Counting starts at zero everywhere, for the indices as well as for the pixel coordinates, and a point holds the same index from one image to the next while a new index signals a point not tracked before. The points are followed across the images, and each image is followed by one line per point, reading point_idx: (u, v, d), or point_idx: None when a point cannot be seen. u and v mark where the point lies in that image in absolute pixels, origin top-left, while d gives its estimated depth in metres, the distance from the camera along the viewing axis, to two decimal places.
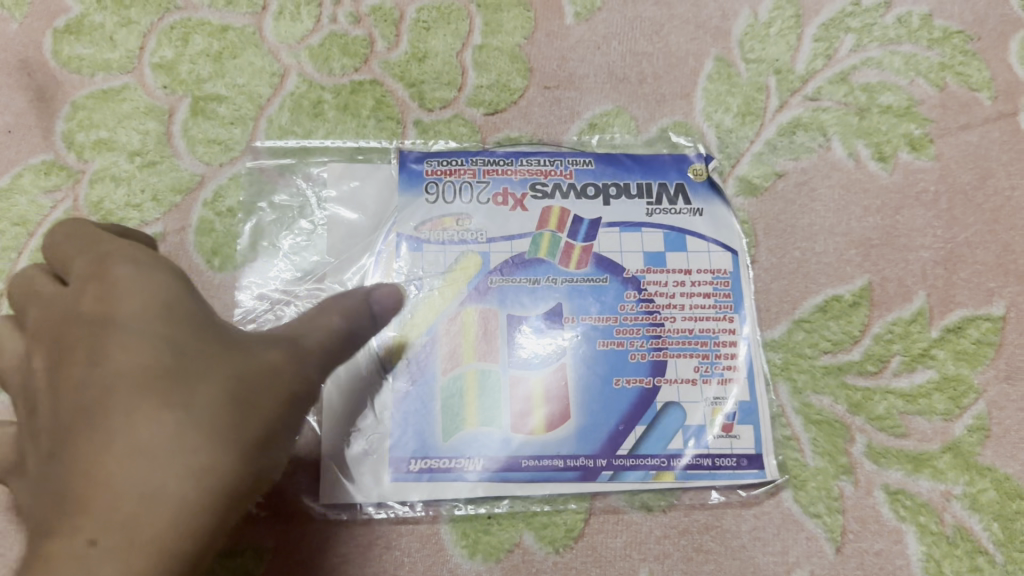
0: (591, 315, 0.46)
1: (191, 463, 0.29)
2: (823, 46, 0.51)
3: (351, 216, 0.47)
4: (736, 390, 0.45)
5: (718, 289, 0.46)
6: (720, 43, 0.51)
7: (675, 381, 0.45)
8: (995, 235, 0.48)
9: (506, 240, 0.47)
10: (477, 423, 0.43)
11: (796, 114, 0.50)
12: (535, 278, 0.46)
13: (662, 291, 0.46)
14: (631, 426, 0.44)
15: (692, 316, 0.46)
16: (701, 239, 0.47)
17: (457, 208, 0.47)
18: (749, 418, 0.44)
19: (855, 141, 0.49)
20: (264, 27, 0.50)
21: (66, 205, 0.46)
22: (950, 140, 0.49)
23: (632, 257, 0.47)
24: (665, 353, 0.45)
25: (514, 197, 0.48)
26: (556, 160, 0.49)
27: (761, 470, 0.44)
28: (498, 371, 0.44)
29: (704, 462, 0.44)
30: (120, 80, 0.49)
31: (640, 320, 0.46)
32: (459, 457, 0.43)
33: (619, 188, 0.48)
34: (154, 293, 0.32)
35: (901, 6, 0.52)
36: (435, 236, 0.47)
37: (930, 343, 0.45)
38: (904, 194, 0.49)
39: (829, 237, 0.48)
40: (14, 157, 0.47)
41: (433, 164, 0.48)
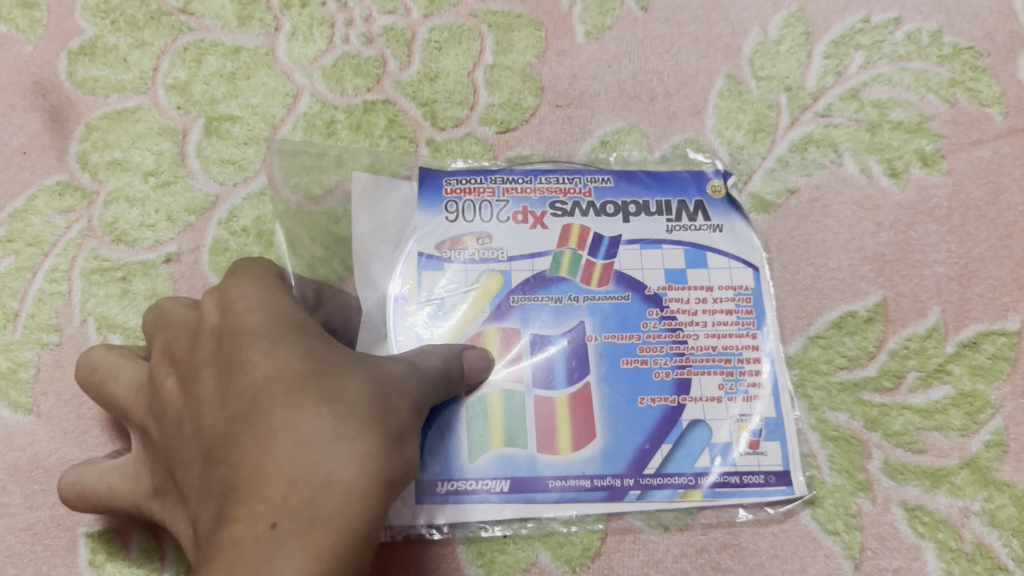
0: (614, 333, 0.45)
1: (353, 444, 0.29)
2: (832, 63, 0.51)
3: (375, 231, 0.47)
4: (761, 407, 0.45)
5: (740, 306, 0.46)
6: (730, 61, 0.52)
7: (700, 399, 0.45)
8: (1009, 250, 0.48)
9: (527, 259, 0.47)
10: (501, 444, 0.43)
11: (807, 131, 0.50)
12: (556, 296, 0.46)
13: (684, 308, 0.46)
14: (657, 444, 0.44)
15: (715, 333, 0.46)
16: (721, 256, 0.47)
17: (476, 227, 0.47)
18: (776, 434, 0.44)
19: (867, 157, 0.49)
20: (277, 48, 0.50)
21: (80, 226, 0.46)
22: (962, 156, 0.49)
23: (653, 275, 0.47)
24: (689, 371, 0.45)
25: (534, 215, 0.48)
26: (575, 177, 0.49)
27: (789, 487, 0.43)
28: (521, 391, 0.44)
29: (731, 480, 0.43)
30: (135, 101, 0.49)
31: (663, 337, 0.45)
32: (484, 478, 0.43)
33: (639, 206, 0.48)
34: (276, 312, 0.33)
35: (910, 23, 0.52)
36: (456, 255, 0.47)
37: (946, 359, 0.45)
38: (916, 210, 0.48)
39: (843, 253, 0.48)
40: (29, 178, 0.47)
41: (452, 183, 0.48)
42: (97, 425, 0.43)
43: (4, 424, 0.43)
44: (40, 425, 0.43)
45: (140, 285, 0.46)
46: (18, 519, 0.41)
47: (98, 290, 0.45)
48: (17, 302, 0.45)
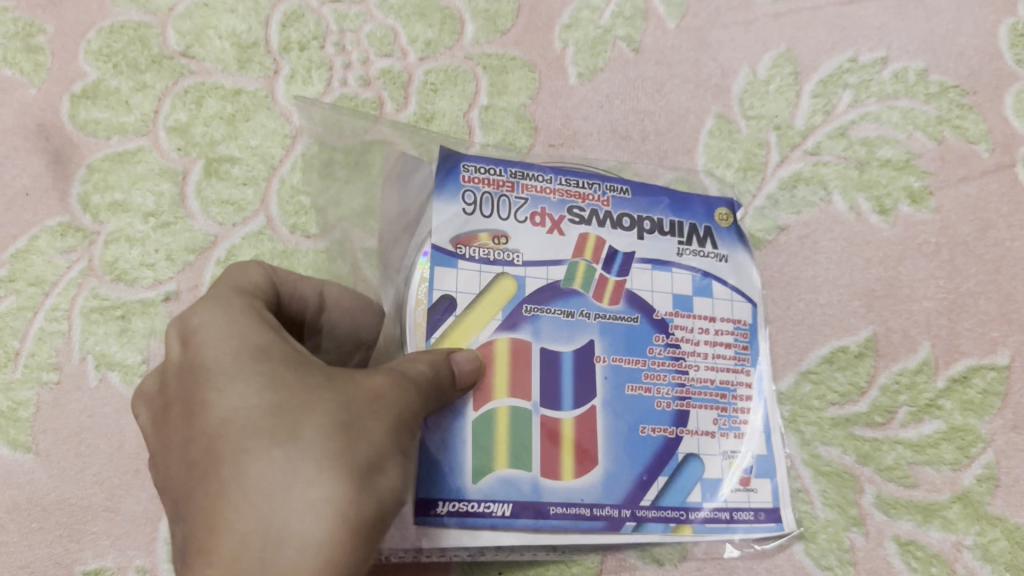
0: (621, 357, 0.44)
1: (305, 492, 0.29)
2: (821, 102, 0.52)
3: (389, 223, 0.46)
4: (753, 444, 0.45)
5: (738, 340, 0.46)
6: (720, 101, 0.53)
7: (696, 432, 0.44)
8: (997, 285, 0.48)
9: (541, 266, 0.45)
10: (507, 465, 0.41)
11: (796, 168, 0.51)
12: (568, 310, 0.44)
13: (687, 337, 0.46)
14: (654, 475, 0.43)
15: (713, 366, 0.45)
16: (724, 287, 0.47)
17: (494, 224, 0.45)
18: (766, 471, 0.44)
19: (856, 194, 0.50)
20: (276, 91, 0.51)
21: (81, 265, 0.47)
22: (949, 192, 0.50)
23: (661, 299, 0.46)
24: (689, 403, 0.44)
25: (550, 219, 0.46)
26: (595, 183, 0.48)
27: (778, 523, 0.43)
28: (530, 410, 0.42)
29: (722, 516, 0.43)
30: (136, 143, 0.50)
31: (666, 365, 0.45)
32: (489, 500, 0.40)
33: (653, 224, 0.48)
34: (237, 335, 0.33)
35: (897, 62, 0.54)
36: (471, 253, 0.44)
37: (937, 394, 0.46)
38: (905, 246, 0.49)
39: (834, 289, 0.49)
40: (32, 219, 0.48)
41: (472, 172, 0.46)
42: (96, 464, 0.43)
43: (3, 462, 0.43)
44: (39, 464, 0.43)
45: (139, 324, 0.46)
46: (15, 557, 0.42)
47: (98, 328, 0.46)
48: (18, 341, 0.45)
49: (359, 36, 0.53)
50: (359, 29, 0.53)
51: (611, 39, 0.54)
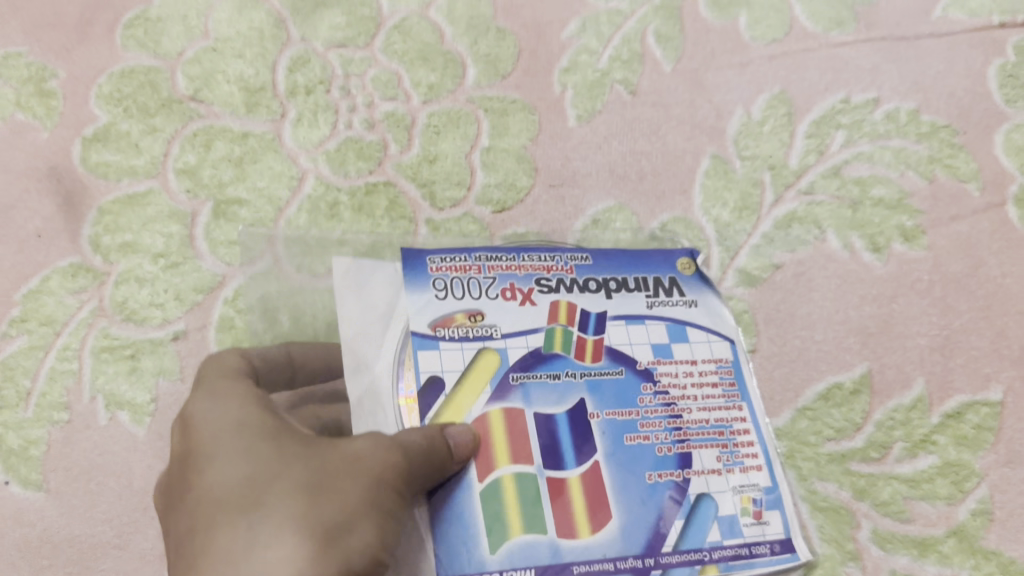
0: (613, 411, 0.45)
1: (264, 554, 0.30)
2: (814, 143, 0.54)
3: (363, 313, 0.45)
4: (759, 477, 0.45)
5: (723, 378, 0.47)
6: (715, 142, 0.54)
7: (703, 472, 0.44)
8: (989, 322, 0.49)
9: (520, 336, 0.46)
10: (522, 530, 0.41)
11: (790, 208, 0.52)
12: (554, 373, 0.45)
13: (675, 382, 0.46)
14: (670, 519, 0.43)
15: (706, 406, 0.46)
16: (700, 330, 0.48)
17: (467, 303, 0.46)
18: (775, 503, 0.44)
19: (850, 233, 0.51)
20: (283, 134, 0.53)
21: (91, 305, 0.48)
22: (941, 230, 0.51)
23: (642, 350, 0.47)
24: (688, 445, 0.45)
25: (521, 291, 0.47)
26: (556, 255, 0.49)
27: (794, 553, 0.43)
28: (534, 473, 0.42)
29: (742, 552, 0.43)
30: (146, 185, 0.51)
31: (659, 412, 0.45)
32: (511, 569, 0.40)
33: (619, 282, 0.49)
34: (222, 416, 0.36)
35: (889, 103, 0.55)
36: (451, 334, 0.45)
37: (931, 429, 0.47)
38: (898, 283, 0.50)
39: (828, 326, 0.49)
40: (43, 259, 0.49)
41: (438, 262, 0.47)
42: (105, 501, 0.44)
43: (15, 500, 0.44)
44: (50, 501, 0.44)
45: (149, 363, 0.47)
46: None
47: (108, 367, 0.47)
48: (30, 380, 0.46)
49: (364, 80, 0.54)
50: (364, 73, 0.55)
51: (608, 82, 0.55)
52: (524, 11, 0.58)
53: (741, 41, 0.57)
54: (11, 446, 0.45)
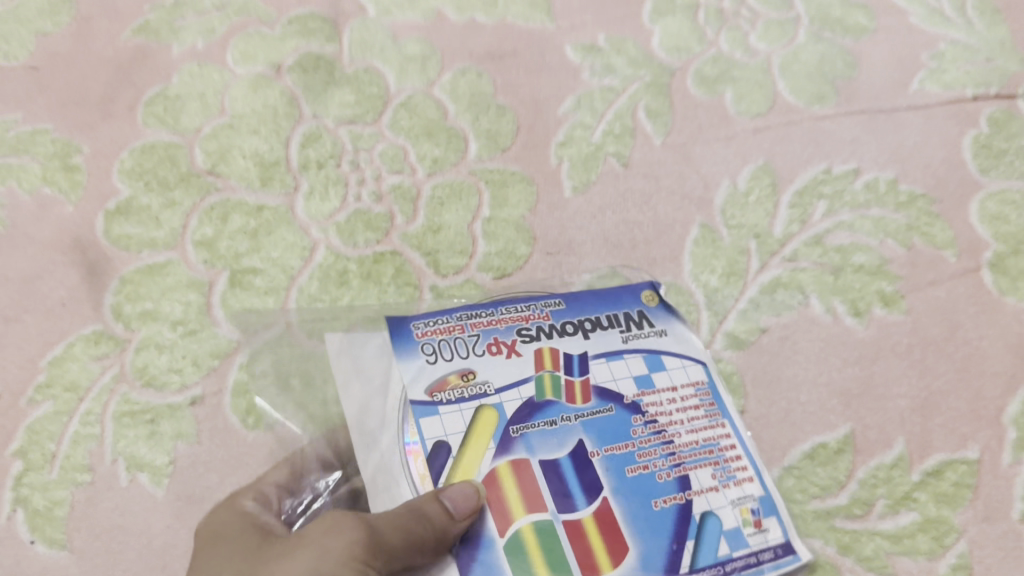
0: (612, 446, 0.47)
1: None
2: (797, 212, 0.57)
3: (365, 391, 0.47)
4: (752, 488, 0.47)
5: (703, 400, 0.50)
6: (703, 211, 0.57)
7: (702, 491, 0.46)
8: (966, 383, 0.52)
9: (513, 389, 0.48)
10: (549, 574, 0.42)
11: (775, 274, 0.55)
12: (550, 420, 0.47)
13: (661, 410, 0.48)
14: (682, 541, 0.44)
15: (693, 429, 0.48)
16: (673, 356, 0.51)
17: (458, 363, 0.48)
18: (770, 510, 0.47)
19: (832, 298, 0.54)
20: (295, 206, 0.56)
21: (113, 371, 0.51)
22: (919, 295, 0.54)
23: (626, 384, 0.49)
24: (685, 468, 0.47)
25: (505, 345, 0.49)
26: (530, 305, 0.52)
27: (796, 555, 0.46)
28: (550, 518, 0.43)
29: (751, 560, 0.45)
30: (165, 256, 0.54)
31: (653, 440, 0.47)
32: None
33: (593, 322, 0.51)
34: (213, 531, 0.41)
35: (868, 174, 0.59)
36: (447, 397, 0.47)
37: (911, 487, 0.49)
38: (879, 346, 0.53)
39: (813, 387, 0.52)
40: (68, 327, 0.52)
41: (422, 326, 0.49)
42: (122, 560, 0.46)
43: (39, 559, 0.46)
44: (72, 561, 0.46)
45: (167, 427, 0.49)
46: None
47: (128, 431, 0.49)
48: (55, 443, 0.49)
49: (372, 155, 0.58)
50: (372, 148, 0.58)
51: (602, 155, 0.59)
52: (523, 89, 0.61)
53: (727, 116, 0.61)
54: (36, 506, 0.47)
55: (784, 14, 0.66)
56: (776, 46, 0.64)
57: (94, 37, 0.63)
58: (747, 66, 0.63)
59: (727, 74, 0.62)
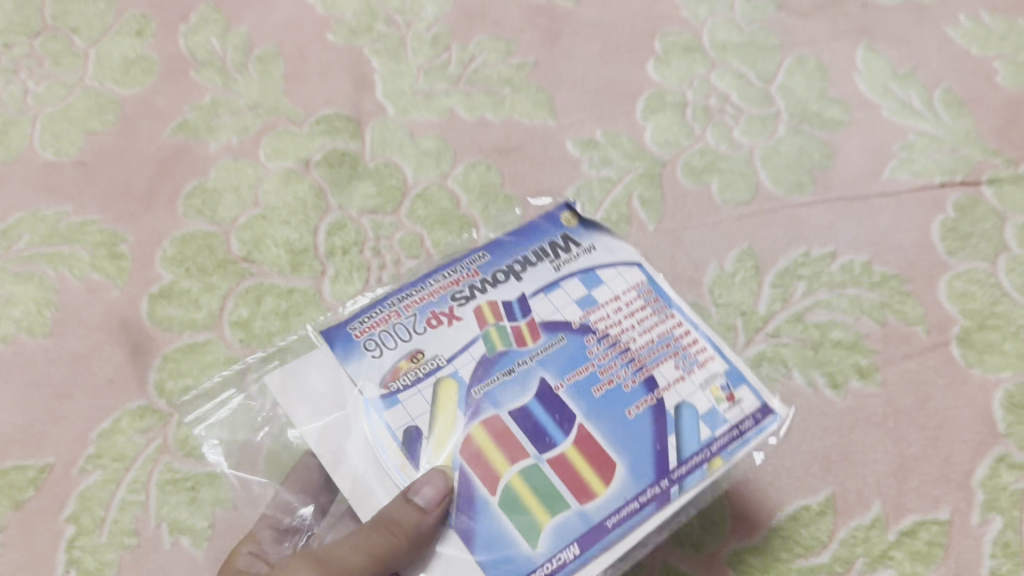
0: (572, 373, 0.49)
1: None
2: (779, 291, 0.63)
3: (312, 406, 0.49)
4: (716, 365, 0.49)
5: (647, 298, 0.52)
6: (693, 291, 0.63)
7: (670, 386, 0.48)
8: (936, 449, 0.57)
9: (462, 352, 0.50)
10: (547, 517, 0.44)
11: (760, 349, 0.60)
12: (506, 370, 0.49)
13: (608, 321, 0.51)
14: (664, 439, 0.47)
15: (646, 329, 0.50)
16: (607, 267, 0.53)
17: (403, 345, 0.50)
18: (738, 378, 0.48)
19: (812, 371, 0.59)
20: (323, 289, 0.61)
21: (157, 443, 0.56)
22: (892, 368, 0.59)
23: (570, 309, 0.51)
24: (647, 369, 0.49)
25: (443, 314, 0.52)
26: (457, 268, 0.55)
27: (774, 413, 0.48)
28: (534, 462, 0.46)
29: (732, 433, 0.47)
30: (204, 335, 0.59)
31: (610, 352, 0.49)
32: (556, 554, 0.44)
33: (522, 263, 0.54)
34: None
35: (844, 256, 0.64)
36: (402, 382, 0.49)
37: (888, 546, 0.53)
38: (856, 416, 0.58)
39: (796, 454, 0.57)
40: (115, 402, 0.57)
41: (357, 326, 0.51)
42: None
43: None
44: None
45: (207, 493, 0.54)
46: None
47: (171, 497, 0.54)
48: (104, 509, 0.54)
49: (392, 242, 0.63)
50: (392, 236, 0.64)
51: None
52: (528, 180, 0.67)
53: (713, 204, 0.67)
54: (87, 566, 0.52)
55: (766, 108, 0.72)
56: (758, 138, 0.70)
57: (139, 134, 0.69)
58: (732, 158, 0.69)
59: (714, 165, 0.68)
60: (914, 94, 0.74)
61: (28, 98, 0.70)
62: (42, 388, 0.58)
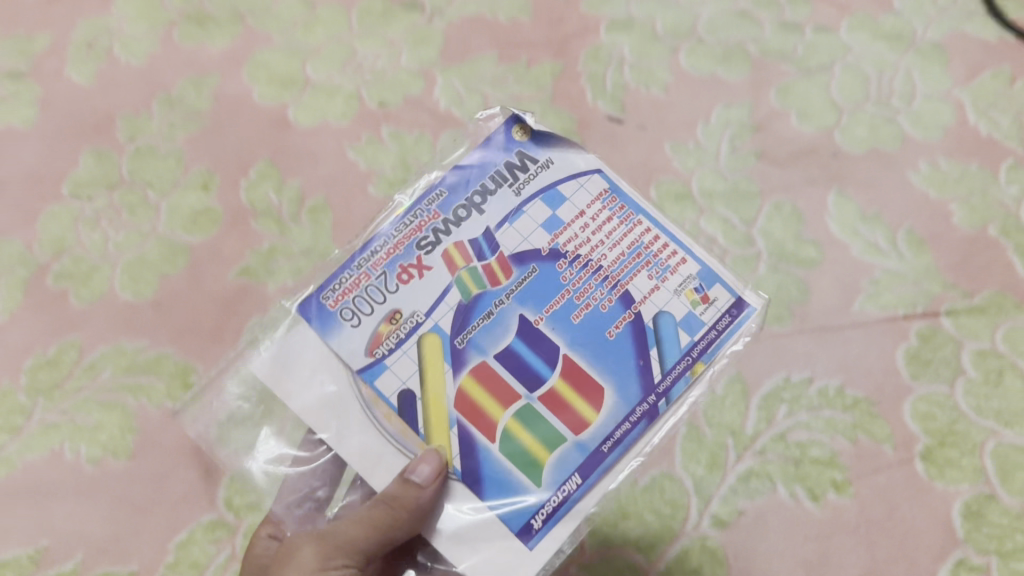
0: (551, 305, 0.74)
1: None
2: (764, 413, 0.75)
3: (317, 398, 0.71)
4: (688, 271, 0.75)
5: (611, 207, 0.78)
6: (691, 411, 0.75)
7: (645, 297, 0.74)
8: (903, 554, 0.70)
9: (440, 306, 0.74)
10: (552, 455, 0.70)
11: (748, 465, 0.73)
12: (485, 315, 0.74)
13: (576, 241, 0.76)
14: (648, 352, 0.73)
15: (615, 246, 0.76)
16: (571, 187, 0.79)
17: (387, 304, 0.74)
18: (710, 280, 0.75)
19: (794, 485, 0.73)
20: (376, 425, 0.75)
21: (225, 553, 0.71)
22: (864, 482, 0.72)
23: (540, 237, 0.76)
24: (624, 286, 0.75)
25: (412, 269, 0.76)
26: (422, 212, 0.78)
27: (749, 304, 0.76)
28: (527, 400, 0.71)
29: (710, 331, 0.74)
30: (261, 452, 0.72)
31: (587, 275, 0.75)
32: (559, 488, 0.70)
33: (482, 195, 0.78)
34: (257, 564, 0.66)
35: (821, 380, 0.76)
36: (387, 351, 0.72)
37: None
38: (832, 525, 0.71)
39: (783, 559, 0.71)
40: (188, 516, 0.72)
41: (332, 296, 0.74)
42: None
43: None
44: None
45: None
46: None
47: None
48: None
49: None
50: None
51: None
52: None
53: None
54: None
55: (749, 249, 0.83)
56: (742, 275, 0.82)
57: (207, 275, 0.80)
58: None
59: None
60: (880, 234, 0.84)
61: (109, 245, 0.81)
62: (126, 505, 0.72)
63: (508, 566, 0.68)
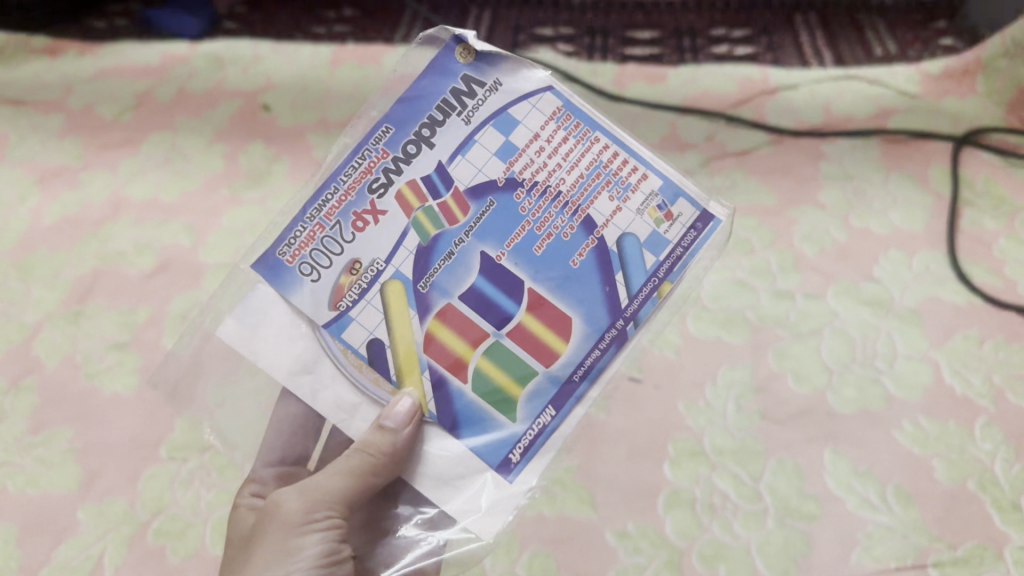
0: (513, 241, 0.84)
1: None
2: None
3: (284, 355, 0.84)
4: (648, 188, 0.84)
5: (565, 124, 0.84)
6: None
7: (608, 221, 0.84)
8: None
9: (401, 250, 0.83)
10: (522, 392, 0.85)
11: None
12: (447, 256, 0.84)
13: (530, 167, 0.84)
14: (613, 280, 0.84)
15: (574, 164, 0.84)
16: (528, 104, 0.84)
17: (342, 258, 0.82)
18: (673, 195, 0.85)
19: None
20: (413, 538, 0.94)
21: None
22: None
23: (495, 164, 0.83)
24: (585, 211, 0.84)
25: (362, 215, 0.83)
26: (370, 148, 0.83)
27: (717, 218, 0.86)
28: (495, 337, 0.85)
29: (676, 253, 0.85)
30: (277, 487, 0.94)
31: (548, 206, 0.84)
32: (533, 422, 0.84)
33: (430, 124, 0.83)
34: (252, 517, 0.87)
35: None
36: (348, 304, 0.83)
37: None
38: None
39: None
40: None
41: (287, 249, 0.82)
42: None
43: None
44: None
45: None
46: None
47: None
48: None
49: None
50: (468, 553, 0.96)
51: None
52: (578, 564, 0.96)
53: None
54: None
55: (757, 504, 0.98)
56: (752, 529, 0.97)
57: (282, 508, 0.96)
58: (733, 546, 0.96)
59: (720, 553, 0.95)
60: (872, 490, 0.99)
61: (201, 503, 0.98)
62: None
63: (483, 499, 0.84)
